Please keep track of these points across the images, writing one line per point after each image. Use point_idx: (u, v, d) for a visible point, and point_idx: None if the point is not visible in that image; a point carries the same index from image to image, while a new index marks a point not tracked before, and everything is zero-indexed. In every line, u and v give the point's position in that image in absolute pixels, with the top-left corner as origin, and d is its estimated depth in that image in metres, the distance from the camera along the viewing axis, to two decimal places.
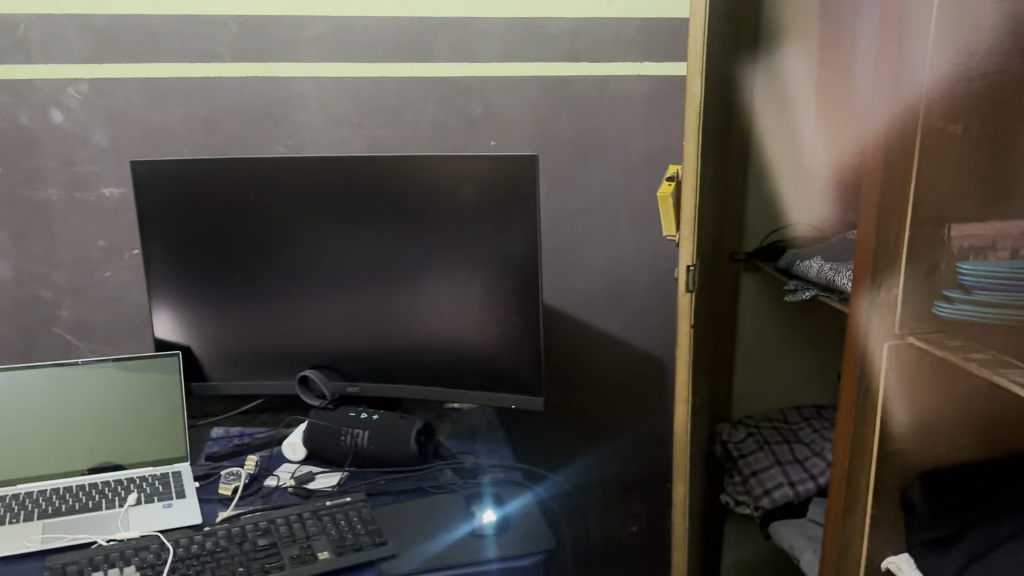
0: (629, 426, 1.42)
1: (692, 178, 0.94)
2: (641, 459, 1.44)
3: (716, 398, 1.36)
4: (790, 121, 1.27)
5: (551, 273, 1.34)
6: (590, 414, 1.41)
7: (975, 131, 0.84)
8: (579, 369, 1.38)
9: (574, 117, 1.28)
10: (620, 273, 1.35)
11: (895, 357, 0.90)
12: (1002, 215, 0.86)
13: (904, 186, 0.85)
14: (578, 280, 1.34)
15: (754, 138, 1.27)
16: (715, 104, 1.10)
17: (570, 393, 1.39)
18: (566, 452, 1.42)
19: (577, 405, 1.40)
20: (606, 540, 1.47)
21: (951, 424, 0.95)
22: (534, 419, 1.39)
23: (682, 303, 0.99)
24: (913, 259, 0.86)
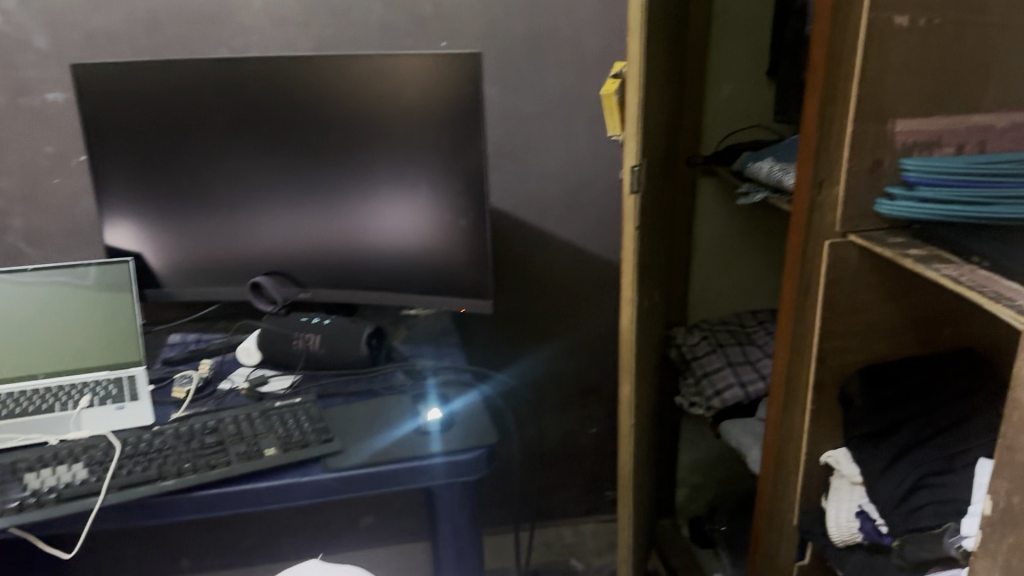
0: (589, 332, 1.44)
1: (637, 78, 0.92)
2: (601, 365, 1.47)
3: (672, 302, 1.38)
4: (749, 21, 1.24)
5: (508, 179, 1.33)
6: (550, 322, 1.42)
7: (920, 24, 0.86)
8: (539, 276, 1.39)
9: (529, 17, 1.24)
10: (578, 179, 1.34)
11: (836, 254, 0.94)
12: (942, 111, 0.90)
13: (847, 81, 0.87)
14: (535, 188, 1.34)
15: (714, 37, 1.25)
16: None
17: (530, 299, 1.40)
18: (526, 358, 1.44)
19: (537, 311, 1.41)
20: (567, 443, 1.51)
21: (889, 320, 1.00)
22: (493, 325, 1.41)
23: (627, 204, 0.99)
24: (855, 155, 0.90)
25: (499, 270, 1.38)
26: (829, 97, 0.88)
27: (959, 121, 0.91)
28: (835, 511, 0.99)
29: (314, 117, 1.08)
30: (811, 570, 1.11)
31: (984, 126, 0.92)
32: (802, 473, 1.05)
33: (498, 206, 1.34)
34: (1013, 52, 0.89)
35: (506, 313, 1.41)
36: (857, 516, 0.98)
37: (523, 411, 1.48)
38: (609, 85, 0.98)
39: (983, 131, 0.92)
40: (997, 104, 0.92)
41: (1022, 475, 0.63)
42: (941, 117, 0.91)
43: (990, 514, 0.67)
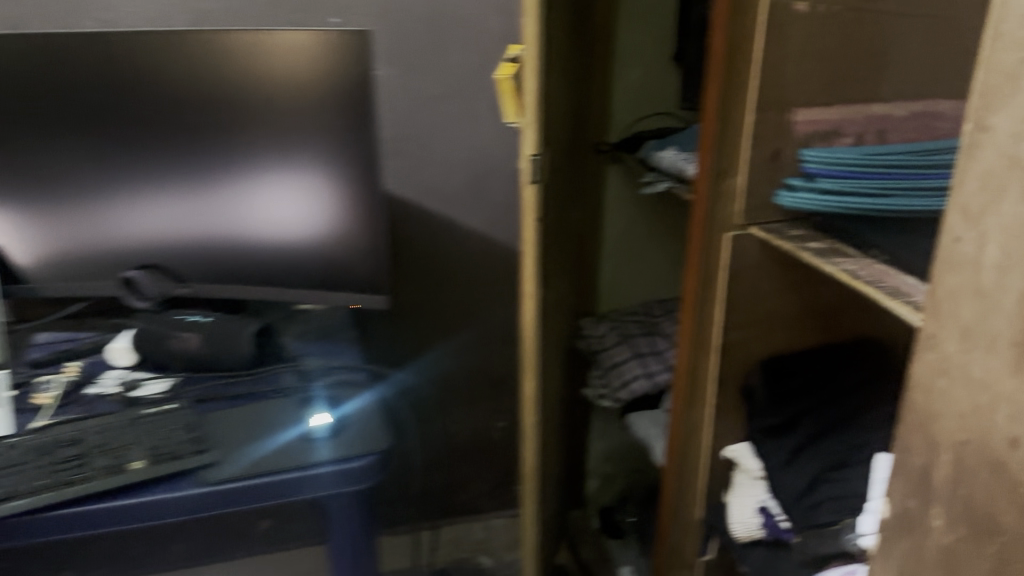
0: (495, 322, 1.40)
1: (534, 62, 0.87)
2: (508, 354, 1.43)
3: (580, 293, 1.35)
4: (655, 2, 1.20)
5: (409, 165, 1.27)
6: (454, 311, 1.38)
7: (820, 10, 0.84)
8: (443, 264, 1.35)
9: None
10: (482, 164, 1.30)
11: (736, 246, 0.92)
12: (841, 100, 0.89)
13: (747, 68, 0.84)
14: (438, 173, 1.28)
15: (621, 19, 1.20)
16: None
17: (435, 288, 1.36)
18: (430, 351, 1.40)
19: (441, 301, 1.37)
20: (475, 432, 1.48)
21: (791, 312, 0.98)
22: (396, 321, 1.36)
23: (526, 194, 0.94)
24: (756, 144, 0.88)
25: (401, 259, 1.32)
26: (730, 85, 0.85)
27: (858, 111, 0.90)
28: (737, 508, 0.97)
29: (190, 97, 1.02)
30: (715, 566, 1.09)
31: (882, 115, 0.91)
32: (705, 468, 1.03)
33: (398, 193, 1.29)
34: (910, 39, 0.88)
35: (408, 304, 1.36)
36: (759, 512, 0.95)
37: (429, 406, 1.43)
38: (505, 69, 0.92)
39: (882, 121, 0.91)
40: (894, 92, 0.90)
41: (916, 480, 0.62)
42: (839, 107, 0.89)
43: (888, 517, 0.66)
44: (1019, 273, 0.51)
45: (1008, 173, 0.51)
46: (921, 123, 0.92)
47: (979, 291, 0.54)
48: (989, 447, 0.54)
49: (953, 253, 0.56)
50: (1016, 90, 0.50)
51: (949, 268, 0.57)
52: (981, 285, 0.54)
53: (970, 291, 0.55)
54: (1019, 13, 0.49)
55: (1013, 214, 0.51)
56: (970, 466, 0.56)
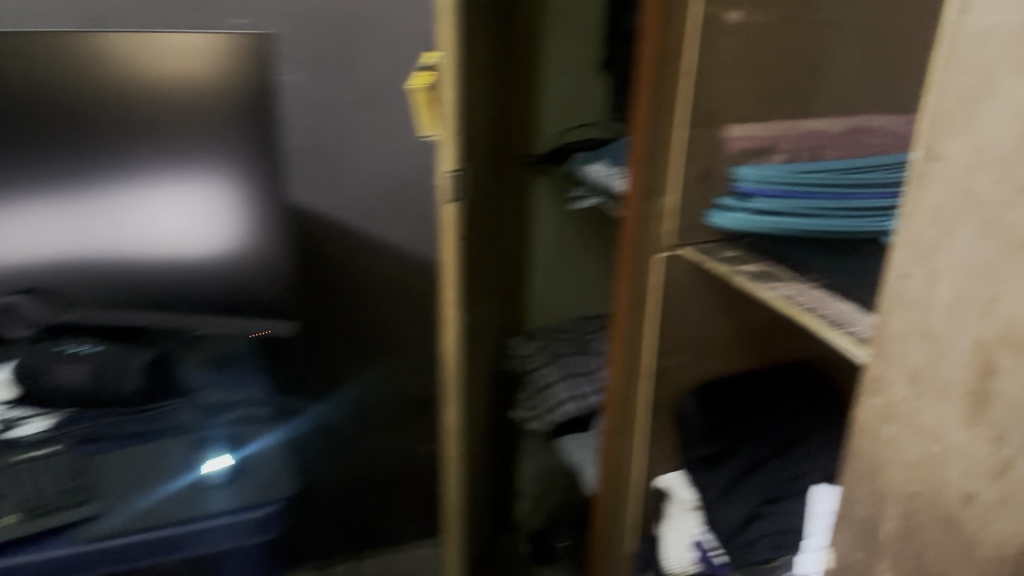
0: (413, 328, 1.47)
1: (450, 73, 0.79)
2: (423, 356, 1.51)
3: (509, 311, 1.29)
4: (581, 9, 1.15)
5: (318, 177, 1.31)
6: (368, 319, 1.44)
7: (754, 20, 0.80)
8: (359, 273, 1.40)
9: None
10: (396, 176, 1.35)
11: (669, 268, 0.87)
12: (775, 116, 0.85)
13: (678, 82, 0.79)
14: (353, 184, 1.33)
15: (546, 27, 1.15)
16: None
17: (350, 297, 1.42)
18: (354, 382, 1.48)
19: (357, 309, 1.43)
20: (394, 440, 1.56)
21: (724, 336, 0.94)
22: (320, 346, 1.43)
23: (445, 213, 0.86)
24: (688, 162, 0.83)
25: (317, 270, 1.38)
26: (659, 98, 0.80)
27: (792, 127, 0.86)
28: (669, 540, 0.93)
29: (80, 105, 1.00)
30: None
31: (817, 131, 0.87)
32: (638, 500, 0.98)
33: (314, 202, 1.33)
34: (846, 52, 0.84)
35: (322, 314, 1.41)
36: (693, 547, 0.92)
37: (355, 425, 1.52)
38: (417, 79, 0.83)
39: (817, 137, 0.87)
40: (830, 108, 0.87)
41: (861, 531, 0.57)
42: (772, 122, 0.85)
43: (832, 569, 0.61)
44: (975, 316, 0.46)
45: (963, 207, 0.46)
46: (857, 139, 0.88)
47: (930, 333, 0.50)
48: (941, 501, 0.50)
49: (903, 291, 0.52)
50: (973, 116, 0.45)
51: (897, 306, 0.52)
52: (932, 326, 0.50)
53: (920, 333, 0.50)
54: (975, 30, 0.45)
55: (968, 250, 0.46)
56: (921, 520, 0.51)
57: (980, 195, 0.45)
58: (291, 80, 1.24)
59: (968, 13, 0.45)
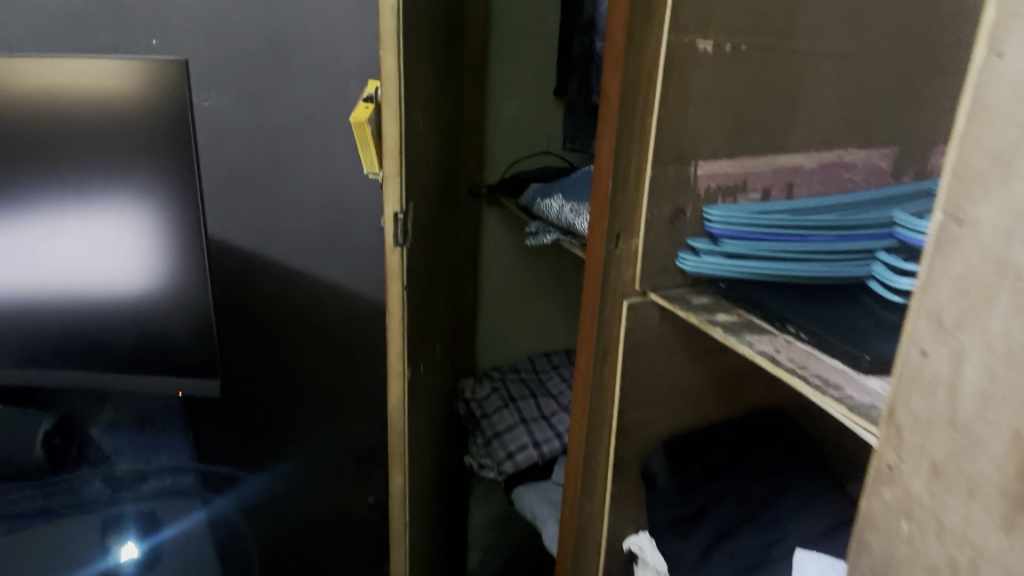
0: (356, 372, 1.33)
1: (393, 106, 0.71)
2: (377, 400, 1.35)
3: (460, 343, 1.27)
4: (532, 37, 1.17)
5: (229, 211, 1.23)
6: (299, 361, 1.32)
7: (727, 50, 0.74)
8: (290, 311, 1.29)
9: (264, 14, 1.11)
10: (330, 207, 1.23)
11: (636, 315, 0.80)
12: (749, 152, 0.79)
13: (644, 119, 0.73)
14: (285, 213, 1.23)
15: (493, 53, 1.16)
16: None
17: (279, 336, 1.30)
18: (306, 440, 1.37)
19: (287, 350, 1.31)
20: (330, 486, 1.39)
21: (694, 386, 0.87)
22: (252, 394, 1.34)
23: (389, 259, 0.77)
24: (654, 203, 0.76)
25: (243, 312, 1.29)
26: (624, 134, 0.73)
27: (765, 163, 0.80)
28: None
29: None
30: None
31: (791, 167, 0.81)
32: (603, 561, 0.91)
33: (236, 232, 1.24)
34: (821, 83, 0.79)
35: (251, 355, 1.31)
36: None
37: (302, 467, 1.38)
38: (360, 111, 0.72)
39: (791, 173, 0.82)
40: (805, 142, 0.81)
41: None
42: (746, 158, 0.79)
43: None
44: (1012, 409, 0.40)
45: (996, 282, 0.40)
46: (829, 175, 0.84)
47: (954, 423, 0.43)
48: None
49: (922, 372, 0.45)
50: (1006, 176, 0.39)
51: (915, 388, 0.46)
52: (956, 416, 0.43)
53: (941, 421, 0.44)
54: (1008, 80, 0.39)
55: (1000, 332, 0.40)
56: None
57: (1017, 270, 0.39)
58: (205, 105, 1.16)
59: (999, 58, 0.39)
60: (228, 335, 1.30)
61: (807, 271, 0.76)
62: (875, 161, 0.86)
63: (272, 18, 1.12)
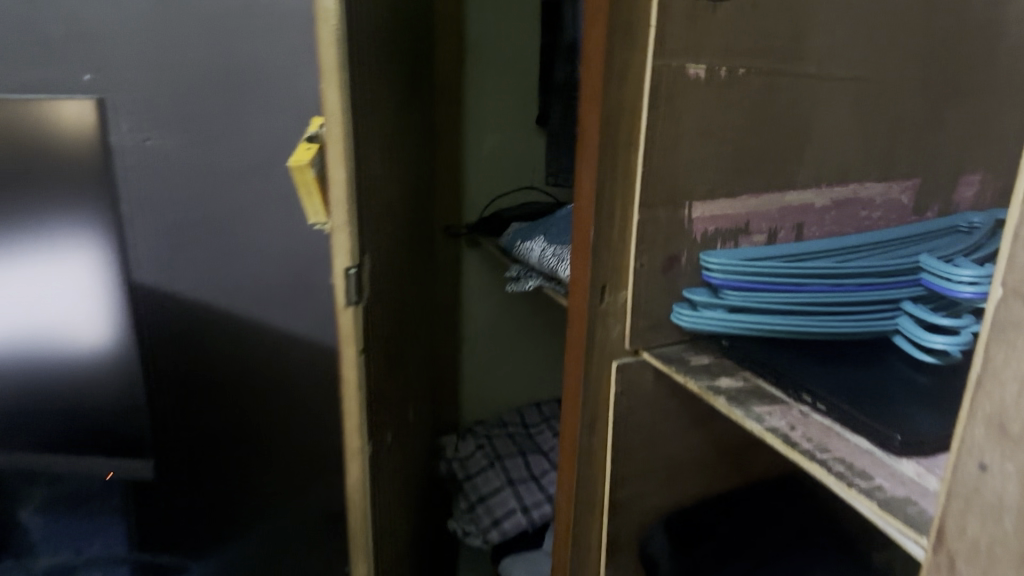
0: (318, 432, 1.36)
1: (339, 144, 0.60)
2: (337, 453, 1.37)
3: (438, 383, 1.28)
4: (509, 73, 1.18)
5: (159, 250, 1.23)
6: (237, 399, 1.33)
7: (724, 75, 0.64)
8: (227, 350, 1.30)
9: (209, 46, 1.12)
10: (290, 259, 1.26)
11: (627, 376, 0.70)
12: (751, 190, 0.69)
13: (629, 156, 0.64)
14: (229, 254, 1.24)
15: (470, 89, 1.18)
16: (392, 22, 0.74)
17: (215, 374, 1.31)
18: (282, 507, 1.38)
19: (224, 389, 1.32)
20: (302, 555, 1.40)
21: (696, 453, 0.77)
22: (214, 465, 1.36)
23: (342, 320, 0.65)
24: (644, 250, 0.67)
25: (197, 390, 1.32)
26: (605, 174, 0.64)
27: (771, 202, 0.70)
28: None
29: None
30: None
31: (800, 205, 0.71)
32: None
33: (180, 269, 1.24)
34: (833, 109, 0.69)
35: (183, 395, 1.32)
36: None
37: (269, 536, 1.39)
38: (300, 154, 0.62)
39: (800, 212, 0.72)
40: (817, 176, 0.71)
41: None
42: (749, 195, 0.69)
43: None
44: None
45: None
46: (845, 213, 0.74)
47: None
48: None
49: (980, 491, 0.35)
50: None
51: (970, 509, 0.36)
52: None
53: (1008, 555, 0.34)
54: None
55: None
56: None
57: None
58: (148, 144, 1.17)
59: None
60: (164, 374, 1.30)
61: (819, 327, 0.67)
62: (895, 195, 0.76)
63: (218, 56, 1.13)
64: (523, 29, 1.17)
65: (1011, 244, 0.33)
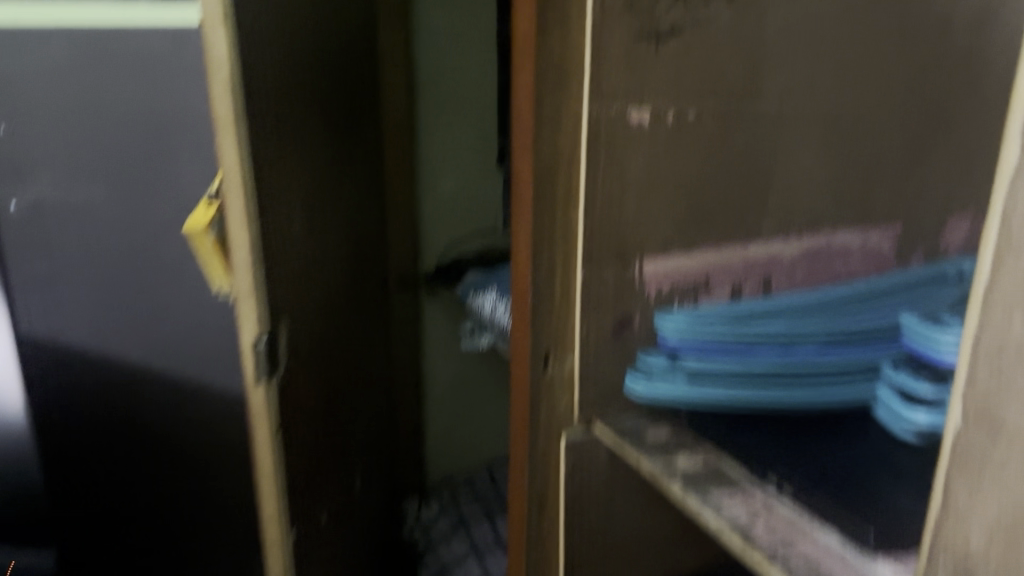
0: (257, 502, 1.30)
1: (240, 205, 0.53)
2: None
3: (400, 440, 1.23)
4: (463, 115, 1.17)
5: (57, 298, 1.06)
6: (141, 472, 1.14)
7: (671, 119, 0.58)
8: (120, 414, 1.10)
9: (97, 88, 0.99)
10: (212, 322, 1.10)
11: (578, 453, 0.63)
12: (710, 244, 0.62)
13: (568, 211, 0.57)
14: (150, 298, 1.08)
15: (424, 132, 1.15)
16: (318, 67, 0.68)
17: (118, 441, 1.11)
18: None
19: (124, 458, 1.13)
20: None
21: (661, 532, 0.70)
22: None
23: (253, 400, 0.58)
24: (590, 313, 0.60)
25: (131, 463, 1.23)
26: (542, 232, 0.57)
27: (733, 256, 0.63)
28: None
29: None
30: None
31: (767, 258, 0.65)
32: None
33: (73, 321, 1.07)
34: (797, 152, 0.63)
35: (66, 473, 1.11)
36: None
37: None
38: (197, 215, 0.56)
39: (767, 266, 0.65)
40: (782, 225, 0.64)
41: None
42: (709, 248, 0.62)
43: None
44: None
45: None
46: (818, 264, 0.67)
47: None
48: None
49: None
50: None
51: None
52: None
53: None
54: None
55: None
56: None
57: None
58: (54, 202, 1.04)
59: None
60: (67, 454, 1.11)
61: (785, 395, 0.60)
62: (874, 244, 0.68)
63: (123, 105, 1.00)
64: (474, 71, 1.16)
65: (972, 349, 0.26)
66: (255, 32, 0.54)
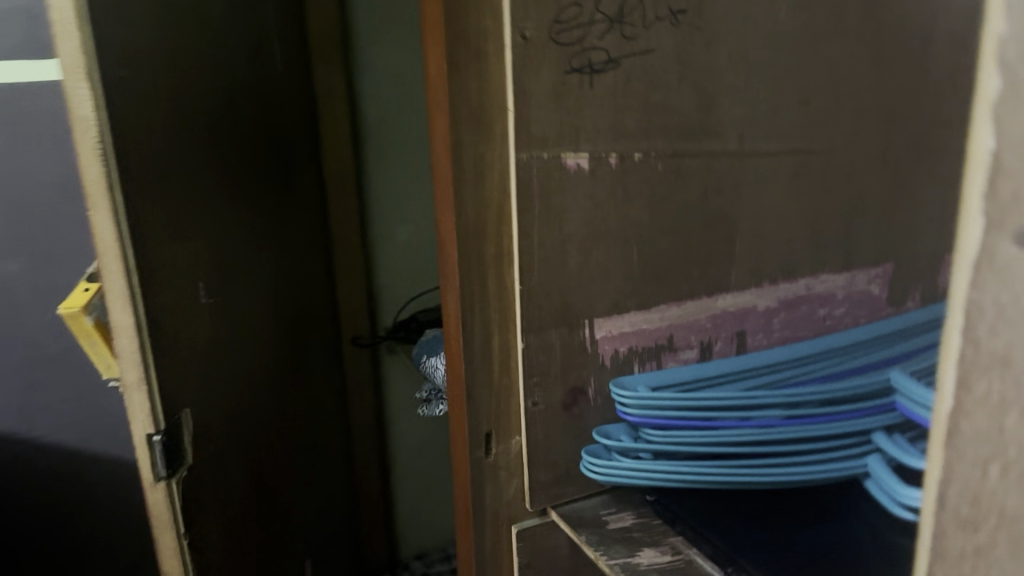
0: None
1: (121, 283, 0.46)
2: None
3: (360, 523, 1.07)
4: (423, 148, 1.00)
5: None
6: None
7: (614, 161, 0.50)
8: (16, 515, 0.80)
9: None
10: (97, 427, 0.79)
11: (530, 541, 0.55)
12: (670, 298, 0.55)
13: (500, 269, 0.50)
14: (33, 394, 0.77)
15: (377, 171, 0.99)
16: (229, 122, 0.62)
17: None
18: None
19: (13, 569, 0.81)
20: None
21: None
22: None
23: (152, 501, 0.50)
24: (535, 386, 0.52)
25: None
26: (471, 295, 0.50)
27: (699, 310, 0.56)
28: None
29: None
30: None
31: (738, 310, 0.57)
32: None
33: None
34: (762, 190, 0.56)
35: None
36: None
37: None
38: (75, 298, 0.50)
39: (740, 317, 0.57)
40: (754, 273, 0.57)
41: None
42: (671, 304, 0.55)
43: None
44: None
45: None
46: (797, 314, 0.59)
47: None
48: None
49: None
50: None
51: None
52: None
53: None
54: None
55: None
56: None
57: None
58: None
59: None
60: None
61: (765, 477, 0.51)
62: (860, 286, 0.61)
63: None
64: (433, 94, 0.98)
65: (938, 493, 0.19)
66: (131, 83, 0.47)
